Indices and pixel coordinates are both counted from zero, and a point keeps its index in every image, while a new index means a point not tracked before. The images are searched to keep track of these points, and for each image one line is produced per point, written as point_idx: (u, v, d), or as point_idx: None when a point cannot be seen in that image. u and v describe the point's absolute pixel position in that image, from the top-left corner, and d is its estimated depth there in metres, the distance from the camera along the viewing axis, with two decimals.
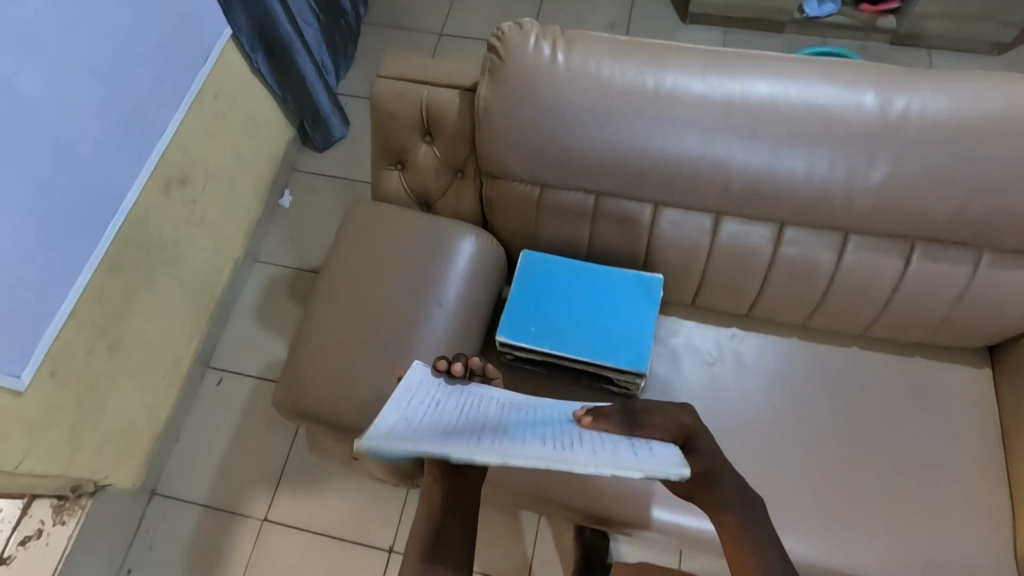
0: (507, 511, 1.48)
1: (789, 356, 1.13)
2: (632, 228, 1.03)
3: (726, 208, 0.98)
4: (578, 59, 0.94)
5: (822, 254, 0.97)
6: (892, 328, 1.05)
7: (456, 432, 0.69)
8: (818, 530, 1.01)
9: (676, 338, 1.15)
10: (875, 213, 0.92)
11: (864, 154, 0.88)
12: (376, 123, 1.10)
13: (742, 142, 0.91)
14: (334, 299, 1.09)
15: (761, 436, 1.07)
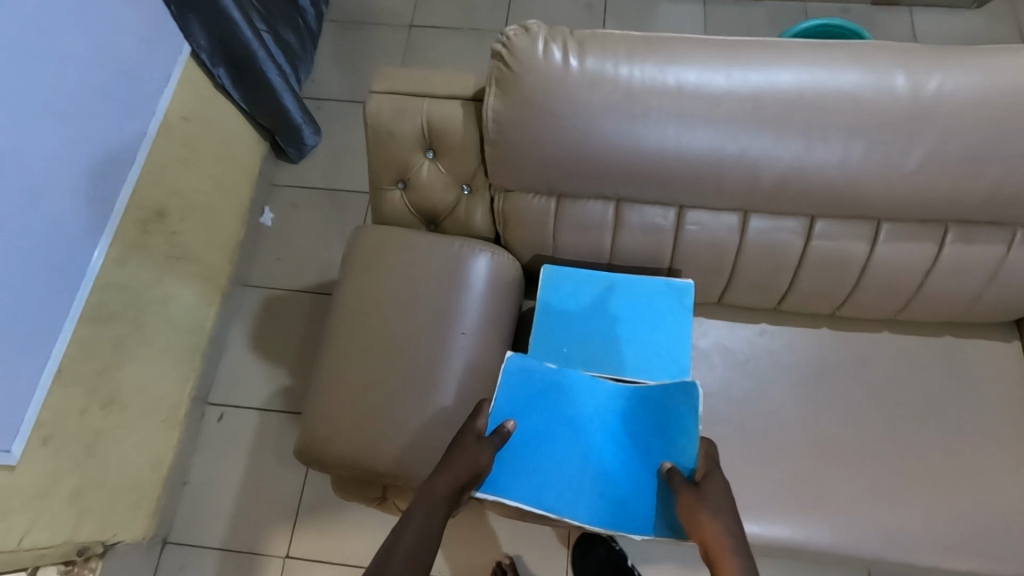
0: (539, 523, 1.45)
1: (819, 346, 1.12)
2: (656, 233, 0.99)
3: (754, 206, 0.94)
4: (592, 62, 0.88)
5: (855, 244, 0.95)
6: (924, 311, 1.04)
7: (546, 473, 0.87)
8: (868, 522, 1.00)
9: (704, 339, 1.13)
10: (909, 201, 0.89)
11: (896, 142, 0.86)
12: (374, 141, 1.02)
13: (770, 138, 0.87)
14: (351, 334, 1.03)
15: (801, 431, 1.06)
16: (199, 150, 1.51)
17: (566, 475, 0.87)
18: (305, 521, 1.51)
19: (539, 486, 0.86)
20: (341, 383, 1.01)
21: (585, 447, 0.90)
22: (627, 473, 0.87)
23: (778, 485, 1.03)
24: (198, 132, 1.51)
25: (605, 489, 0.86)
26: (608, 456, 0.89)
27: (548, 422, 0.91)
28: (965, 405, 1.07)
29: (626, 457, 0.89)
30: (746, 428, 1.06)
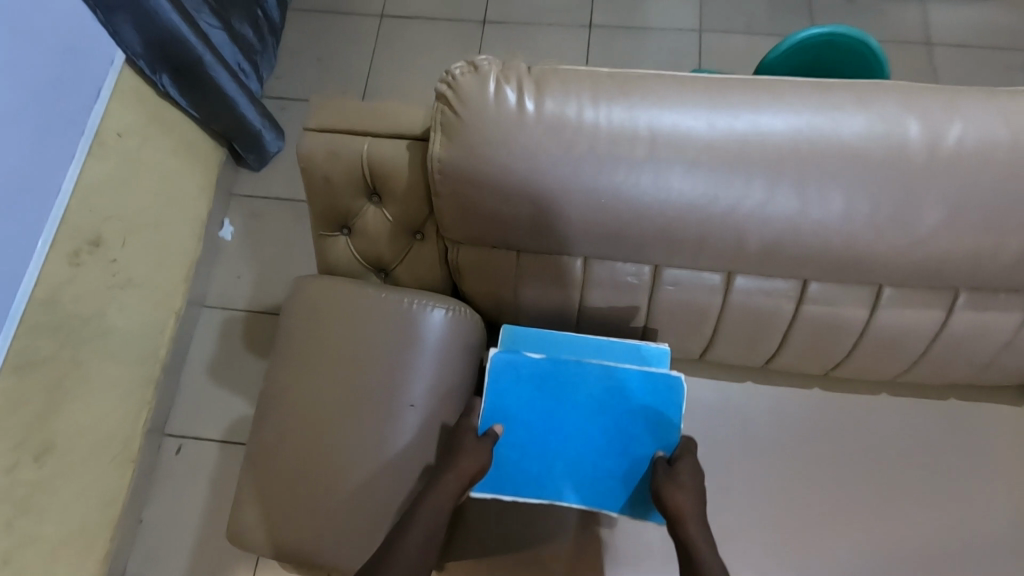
0: None
1: (808, 408, 1.03)
2: (630, 291, 0.88)
3: (740, 267, 0.82)
4: (551, 104, 0.76)
5: (852, 310, 0.83)
6: (930, 375, 0.92)
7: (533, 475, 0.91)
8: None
9: (681, 399, 1.05)
10: (918, 267, 0.77)
11: (908, 201, 0.73)
12: (310, 185, 0.90)
13: (762, 193, 0.75)
14: (289, 402, 0.92)
15: (781, 499, 0.99)
16: (142, 167, 1.38)
17: (562, 478, 0.90)
18: (269, 562, 1.43)
19: (529, 477, 0.91)
20: (280, 457, 0.91)
21: (572, 437, 0.91)
22: (616, 457, 0.90)
23: (759, 561, 0.96)
24: (138, 147, 1.37)
25: (602, 484, 0.90)
26: (605, 452, 0.91)
27: (534, 415, 0.91)
28: (964, 470, 0.99)
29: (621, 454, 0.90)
30: (724, 498, 0.99)
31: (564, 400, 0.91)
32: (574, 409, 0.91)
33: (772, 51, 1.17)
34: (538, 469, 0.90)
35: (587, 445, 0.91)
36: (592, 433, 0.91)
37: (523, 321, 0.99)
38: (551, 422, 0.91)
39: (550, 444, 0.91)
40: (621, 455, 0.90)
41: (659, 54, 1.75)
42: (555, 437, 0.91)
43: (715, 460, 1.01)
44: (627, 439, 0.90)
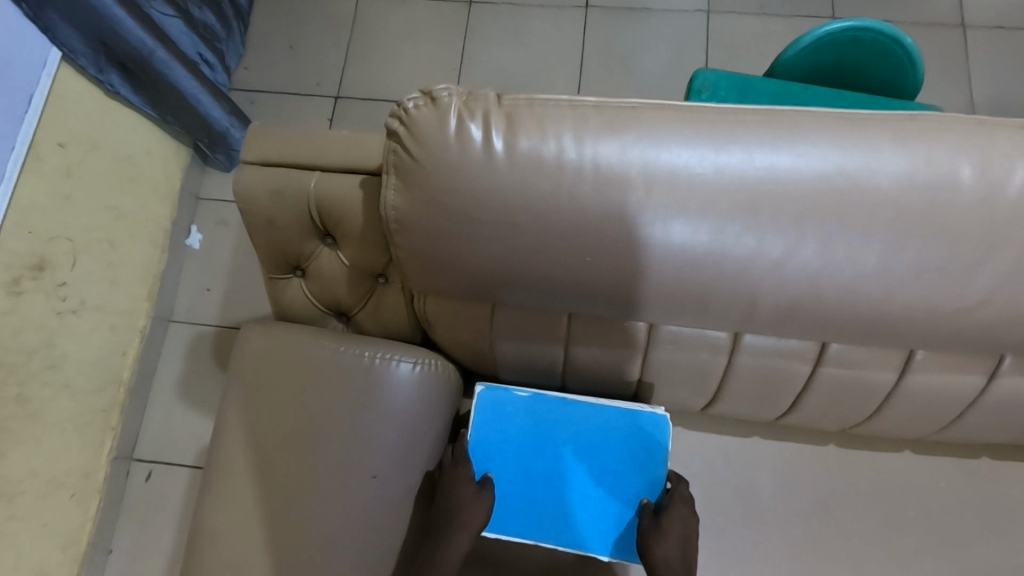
0: None
1: (821, 464, 0.93)
2: (622, 348, 0.77)
3: (750, 326, 0.70)
4: (526, 143, 0.63)
5: (878, 373, 0.73)
6: (963, 435, 0.82)
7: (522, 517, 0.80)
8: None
9: (680, 451, 0.95)
10: (962, 333, 0.66)
11: (957, 262, 0.61)
12: (252, 225, 0.77)
13: (779, 250, 0.62)
14: (240, 468, 0.82)
15: (791, 563, 0.89)
16: (89, 177, 1.25)
17: (555, 521, 0.80)
18: None
19: (515, 514, 0.80)
20: (230, 529, 0.81)
21: (559, 470, 0.81)
22: (609, 492, 0.80)
23: None
24: (83, 159, 1.23)
25: (598, 524, 0.80)
26: (598, 489, 0.80)
27: (524, 446, 0.82)
28: (993, 531, 0.89)
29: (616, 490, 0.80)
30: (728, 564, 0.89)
31: (546, 433, 0.81)
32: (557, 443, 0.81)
33: (788, 49, 1.01)
34: (525, 510, 0.80)
35: (577, 482, 0.80)
36: (581, 468, 0.81)
37: (503, 371, 0.88)
38: (541, 455, 0.81)
39: (537, 482, 0.81)
40: (616, 492, 0.80)
41: (660, 40, 1.58)
42: (546, 470, 0.81)
43: (717, 519, 0.91)
44: (620, 471, 0.80)
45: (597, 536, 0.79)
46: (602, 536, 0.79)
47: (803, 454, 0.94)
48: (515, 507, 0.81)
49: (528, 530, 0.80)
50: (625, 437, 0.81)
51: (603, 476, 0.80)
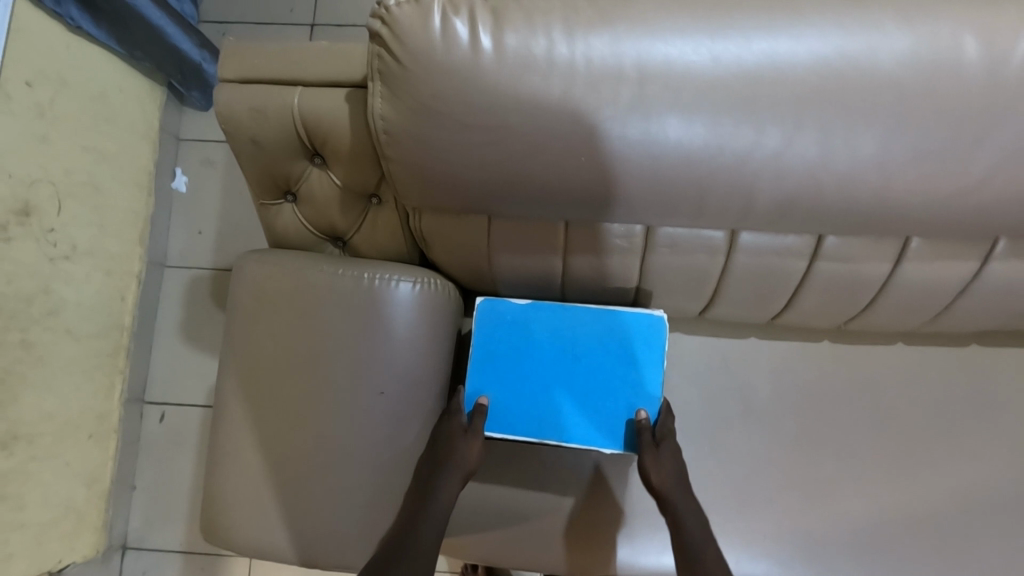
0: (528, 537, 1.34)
1: (814, 361, 0.96)
2: (619, 257, 0.77)
3: (746, 224, 0.71)
4: (515, 40, 0.61)
5: (872, 265, 0.73)
6: (952, 325, 0.84)
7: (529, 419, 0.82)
8: (869, 560, 0.89)
9: (676, 357, 0.98)
10: (955, 218, 0.66)
11: (956, 144, 0.60)
12: (238, 148, 0.75)
13: (774, 141, 0.61)
14: (246, 392, 0.84)
15: (785, 458, 0.93)
16: (63, 117, 1.20)
17: (559, 421, 0.81)
18: None
19: (521, 413, 0.82)
20: (243, 448, 0.83)
21: (563, 373, 0.82)
22: (613, 390, 0.82)
23: (767, 524, 0.91)
24: (54, 97, 1.18)
25: (604, 421, 0.82)
26: (601, 388, 0.82)
27: (527, 353, 0.83)
28: (977, 418, 0.93)
29: (619, 390, 0.82)
30: (726, 463, 0.94)
31: (546, 339, 0.83)
32: (558, 351, 0.82)
33: None
34: (529, 412, 0.82)
35: (580, 384, 0.82)
36: (585, 370, 0.82)
37: (502, 289, 0.89)
38: (543, 360, 0.82)
39: (539, 385, 0.82)
40: (619, 390, 0.82)
41: None
42: (551, 374, 0.82)
43: (713, 420, 0.95)
44: (625, 372, 0.82)
45: (602, 431, 0.81)
46: (607, 431, 0.81)
47: (796, 353, 0.97)
48: (522, 409, 0.82)
49: (535, 429, 0.81)
50: (625, 340, 0.82)
51: (607, 377, 0.82)
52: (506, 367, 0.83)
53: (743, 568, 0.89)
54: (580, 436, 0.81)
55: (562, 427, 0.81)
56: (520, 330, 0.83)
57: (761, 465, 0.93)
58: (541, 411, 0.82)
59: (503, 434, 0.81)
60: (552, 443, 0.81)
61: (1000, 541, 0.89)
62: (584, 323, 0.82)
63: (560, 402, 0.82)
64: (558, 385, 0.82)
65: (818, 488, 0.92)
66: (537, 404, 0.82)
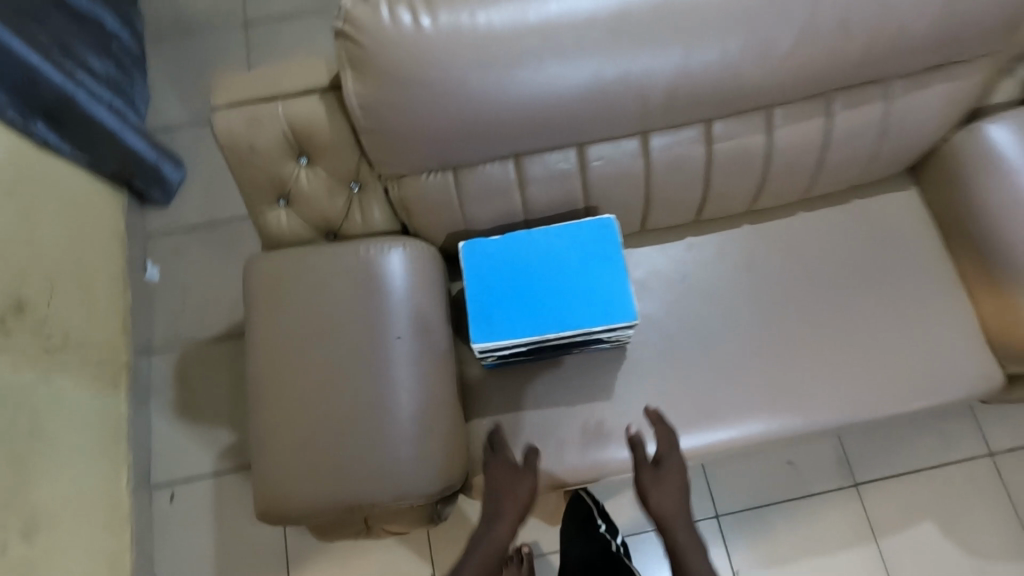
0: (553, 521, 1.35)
1: (748, 243, 1.12)
2: (565, 179, 0.96)
3: (650, 125, 0.91)
4: (446, 16, 0.80)
5: (752, 137, 0.95)
6: (832, 182, 1.06)
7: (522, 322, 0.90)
8: (833, 387, 1.03)
9: (637, 270, 1.11)
10: (795, 81, 0.88)
11: (773, 24, 0.83)
12: (236, 160, 0.90)
13: (650, 50, 0.83)
14: (273, 376, 0.92)
15: (751, 328, 1.07)
16: (41, 220, 1.30)
17: (549, 315, 0.90)
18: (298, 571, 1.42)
19: (515, 319, 0.90)
20: (280, 428, 0.91)
21: (543, 278, 0.92)
22: (589, 280, 0.91)
23: (750, 386, 1.04)
24: (32, 203, 1.29)
25: (589, 305, 0.90)
26: (578, 281, 0.92)
27: (509, 271, 0.93)
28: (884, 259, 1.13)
29: (594, 279, 0.92)
30: (704, 345, 1.06)
31: (522, 257, 0.93)
32: (534, 263, 0.93)
33: None
34: (523, 316, 0.90)
35: (560, 282, 0.92)
36: (561, 271, 0.92)
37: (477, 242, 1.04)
38: (524, 273, 0.92)
39: (525, 293, 0.91)
40: (596, 279, 0.92)
41: None
42: (537, 281, 0.92)
43: (667, 309, 1.08)
44: (596, 262, 0.92)
45: (590, 314, 0.90)
46: (593, 313, 0.90)
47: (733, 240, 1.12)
48: (514, 315, 0.90)
49: (534, 327, 0.89)
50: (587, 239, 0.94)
51: (581, 271, 0.92)
52: (492, 286, 0.92)
53: (706, 438, 1.01)
54: (572, 322, 0.89)
55: (554, 319, 0.89)
56: (498, 257, 0.94)
57: (715, 339, 1.06)
58: (532, 313, 0.90)
59: (503, 340, 0.89)
60: (552, 336, 0.89)
61: (935, 346, 1.05)
62: (550, 237, 0.94)
63: (546, 300, 0.91)
64: (540, 288, 0.92)
65: (774, 342, 1.06)
66: (527, 308, 0.90)
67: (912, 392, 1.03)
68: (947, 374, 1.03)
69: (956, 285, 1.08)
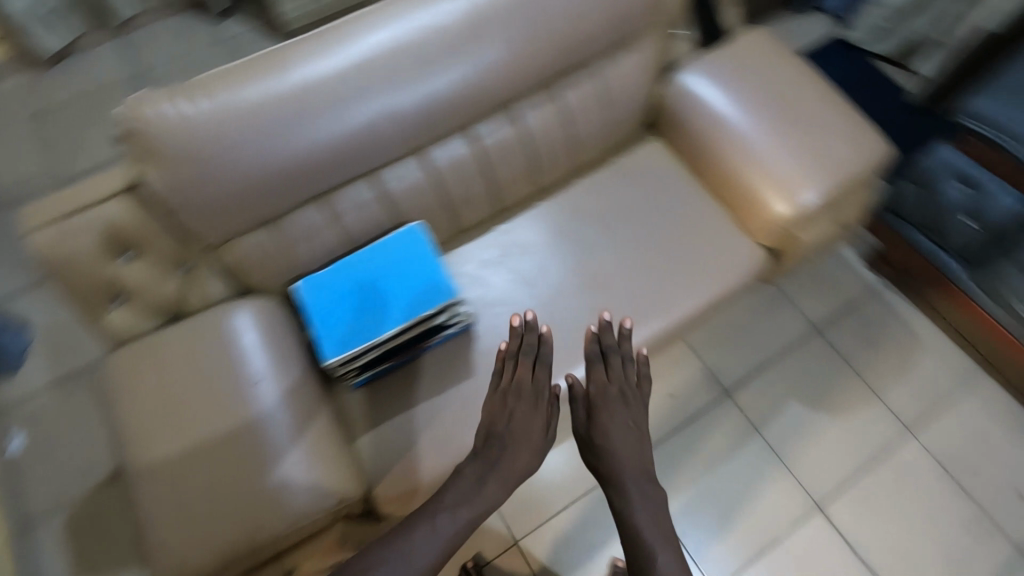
0: (494, 536, 1.44)
1: (550, 214, 1.31)
2: (371, 205, 1.11)
3: (423, 142, 1.11)
4: (218, 99, 0.94)
5: (509, 131, 1.18)
6: (589, 150, 1.31)
7: (362, 332, 1.02)
8: (644, 304, 1.23)
9: (467, 265, 1.26)
10: (519, 80, 1.13)
11: (485, 42, 1.07)
12: (57, 272, 0.95)
13: (398, 85, 1.03)
14: (149, 457, 0.94)
15: (574, 279, 1.25)
16: None
17: (383, 318, 1.03)
18: None
19: (355, 331, 1.03)
20: (167, 504, 0.92)
21: (371, 289, 1.06)
22: (410, 279, 1.06)
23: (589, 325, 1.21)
24: None
25: (415, 300, 1.05)
26: (401, 283, 1.06)
27: (342, 293, 1.06)
28: None
29: (414, 276, 1.06)
30: (541, 305, 1.22)
31: (350, 277, 1.07)
32: (362, 279, 1.06)
33: None
34: (360, 326, 1.03)
35: (387, 288, 1.06)
36: (386, 279, 1.06)
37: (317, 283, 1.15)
38: (354, 290, 1.06)
39: (359, 305, 1.05)
40: (416, 277, 1.06)
41: None
42: (368, 293, 1.06)
43: (494, 290, 1.23)
44: (414, 263, 1.07)
45: (416, 306, 1.04)
46: (420, 304, 1.04)
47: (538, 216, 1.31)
48: (354, 328, 1.03)
49: (372, 330, 1.02)
50: (401, 246, 1.09)
51: (404, 274, 1.07)
52: (331, 311, 1.05)
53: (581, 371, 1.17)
54: (404, 319, 1.03)
55: (388, 321, 1.03)
56: (331, 283, 1.07)
57: (539, 300, 1.23)
58: (369, 322, 1.03)
59: (348, 351, 1.01)
60: (389, 333, 1.02)
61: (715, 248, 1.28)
62: (370, 253, 1.08)
63: (379, 307, 1.04)
64: (372, 299, 1.05)
65: (589, 285, 1.24)
66: (364, 319, 1.04)
67: (708, 284, 1.25)
68: (727, 261, 1.27)
69: (711, 193, 1.34)
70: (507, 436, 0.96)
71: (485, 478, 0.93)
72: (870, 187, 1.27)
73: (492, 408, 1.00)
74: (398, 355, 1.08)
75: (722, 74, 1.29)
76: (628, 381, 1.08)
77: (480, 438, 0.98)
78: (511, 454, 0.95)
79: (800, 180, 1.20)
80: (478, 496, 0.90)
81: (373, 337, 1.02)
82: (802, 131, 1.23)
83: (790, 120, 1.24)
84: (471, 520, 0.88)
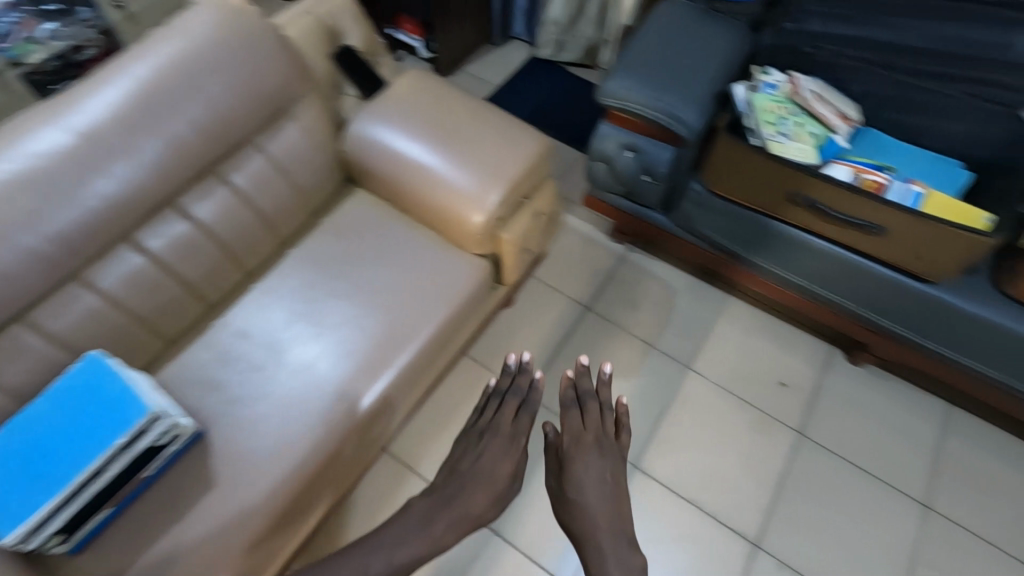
0: None
1: (270, 289, 1.29)
2: (32, 353, 1.02)
3: (76, 271, 1.05)
4: None
5: (178, 230, 1.16)
6: (283, 221, 1.33)
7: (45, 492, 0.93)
8: (385, 343, 1.24)
9: (192, 371, 1.19)
10: (168, 181, 1.11)
11: (109, 157, 1.04)
12: None
13: (16, 226, 0.96)
14: None
15: (309, 345, 1.23)
16: None
17: (67, 467, 0.95)
18: None
19: (36, 493, 0.94)
20: None
21: (51, 441, 0.97)
22: (92, 415, 0.99)
23: (337, 381, 1.20)
24: None
25: (100, 435, 0.97)
26: (83, 421, 0.98)
27: (16, 456, 0.96)
28: None
29: (97, 411, 0.99)
30: (286, 379, 1.19)
31: (24, 435, 0.97)
32: (38, 433, 0.98)
33: None
34: (43, 484, 0.94)
35: (67, 434, 0.98)
36: (65, 424, 0.98)
37: None
38: (32, 448, 0.97)
39: (40, 464, 0.96)
40: (100, 410, 0.99)
41: None
42: (48, 446, 0.97)
43: (221, 389, 1.17)
44: (94, 396, 1.00)
45: (103, 442, 0.97)
46: (106, 438, 0.97)
47: (256, 296, 1.28)
48: (35, 489, 0.94)
49: (57, 485, 0.94)
50: (77, 383, 1.01)
51: (85, 412, 0.99)
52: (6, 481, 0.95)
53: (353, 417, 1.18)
54: (89, 461, 0.95)
55: (73, 469, 0.95)
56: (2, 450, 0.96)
57: (274, 379, 1.19)
58: (53, 478, 0.95)
59: (30, 519, 0.91)
60: (77, 482, 0.94)
61: (437, 267, 1.34)
62: (43, 402, 1.00)
63: (61, 458, 0.96)
64: (51, 452, 0.96)
65: (326, 344, 1.23)
66: (46, 476, 0.95)
67: (441, 302, 1.31)
68: (453, 276, 1.34)
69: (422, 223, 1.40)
70: (470, 470, 1.18)
71: (437, 511, 1.13)
72: (547, 180, 1.44)
73: (467, 443, 1.24)
74: (110, 499, 1.01)
75: (388, 118, 1.37)
76: (604, 431, 1.26)
77: (447, 472, 1.21)
78: (466, 493, 1.15)
79: (478, 192, 1.30)
80: (427, 531, 1.11)
81: (59, 492, 0.93)
82: (468, 148, 1.34)
83: (455, 142, 1.34)
84: (425, 548, 1.09)
